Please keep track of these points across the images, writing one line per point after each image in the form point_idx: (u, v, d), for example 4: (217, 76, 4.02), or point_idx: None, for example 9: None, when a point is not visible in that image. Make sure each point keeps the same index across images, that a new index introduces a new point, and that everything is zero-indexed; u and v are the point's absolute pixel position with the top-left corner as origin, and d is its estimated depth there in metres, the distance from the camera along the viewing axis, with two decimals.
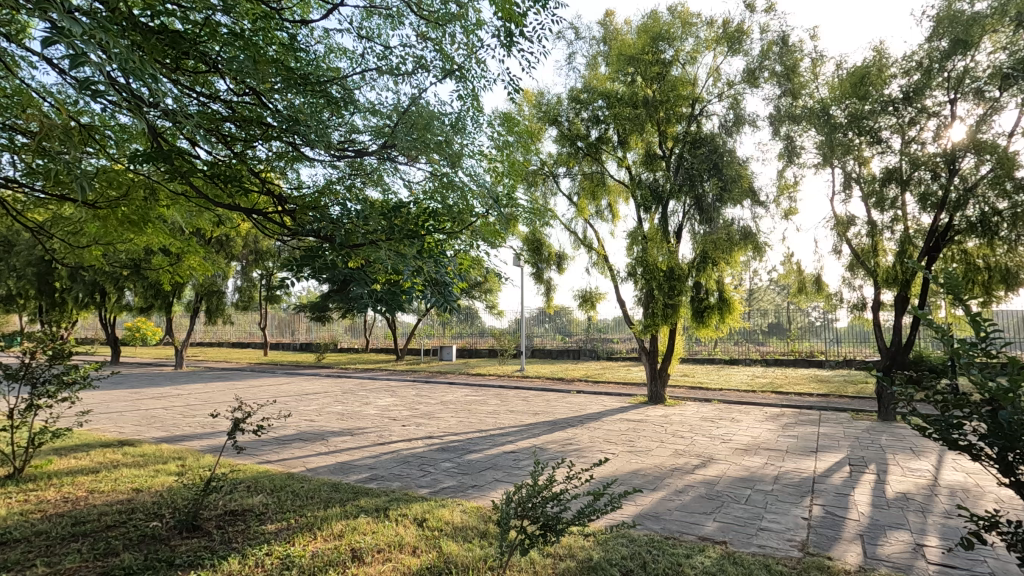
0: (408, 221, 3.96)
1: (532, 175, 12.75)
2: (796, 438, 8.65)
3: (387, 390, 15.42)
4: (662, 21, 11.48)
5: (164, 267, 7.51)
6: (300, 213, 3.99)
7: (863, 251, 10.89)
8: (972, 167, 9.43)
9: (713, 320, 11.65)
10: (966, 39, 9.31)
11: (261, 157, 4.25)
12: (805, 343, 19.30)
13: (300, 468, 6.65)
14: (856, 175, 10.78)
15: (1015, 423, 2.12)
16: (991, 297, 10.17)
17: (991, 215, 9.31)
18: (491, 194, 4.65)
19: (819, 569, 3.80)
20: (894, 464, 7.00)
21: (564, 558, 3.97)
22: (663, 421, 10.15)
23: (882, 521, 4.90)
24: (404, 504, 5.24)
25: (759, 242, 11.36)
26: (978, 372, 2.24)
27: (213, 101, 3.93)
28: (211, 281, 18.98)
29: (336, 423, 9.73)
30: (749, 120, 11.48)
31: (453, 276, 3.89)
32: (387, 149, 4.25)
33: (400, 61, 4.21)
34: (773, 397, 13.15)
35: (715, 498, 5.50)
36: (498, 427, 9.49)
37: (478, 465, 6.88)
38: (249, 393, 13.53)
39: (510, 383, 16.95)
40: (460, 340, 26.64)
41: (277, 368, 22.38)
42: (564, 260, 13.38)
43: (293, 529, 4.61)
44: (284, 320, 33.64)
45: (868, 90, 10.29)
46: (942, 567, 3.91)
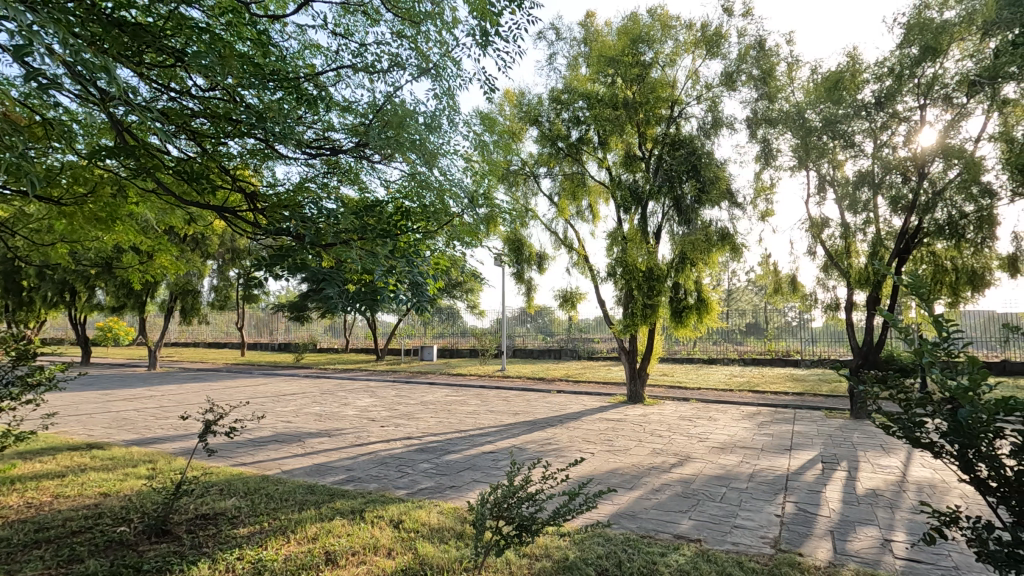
0: (382, 221, 3.92)
1: (513, 175, 12.76)
2: (771, 436, 8.81)
3: (366, 390, 15.27)
4: (642, 23, 11.58)
5: (135, 265, 7.33)
6: (272, 211, 3.91)
7: (837, 252, 11.11)
8: (941, 171, 9.71)
9: (692, 320, 11.76)
10: (935, 46, 9.59)
11: (233, 153, 4.17)
12: (781, 343, 19.64)
13: (275, 470, 6.57)
14: (829, 178, 11.02)
15: (974, 421, 2.15)
16: (958, 298, 10.45)
17: (958, 219, 9.61)
18: (467, 194, 4.64)
19: (789, 565, 3.86)
20: (866, 461, 7.16)
21: (539, 558, 3.98)
22: (641, 420, 10.24)
23: (853, 517, 5.00)
24: (381, 505, 5.19)
25: (736, 242, 11.53)
26: (939, 372, 2.29)
27: (183, 97, 3.85)
28: (186, 281, 18.62)
29: (313, 424, 9.61)
30: (727, 122, 11.64)
31: (427, 276, 3.83)
32: (362, 148, 4.23)
33: (375, 58, 4.16)
34: (750, 396, 13.32)
35: (691, 496, 5.56)
36: (477, 428, 9.46)
37: (456, 466, 6.85)
38: (224, 395, 13.27)
39: (491, 383, 16.94)
40: (441, 340, 26.53)
41: (255, 368, 22.04)
42: (545, 260, 13.41)
43: (266, 532, 4.53)
44: (262, 319, 33.14)
45: (842, 94, 10.51)
46: (908, 562, 4.01)
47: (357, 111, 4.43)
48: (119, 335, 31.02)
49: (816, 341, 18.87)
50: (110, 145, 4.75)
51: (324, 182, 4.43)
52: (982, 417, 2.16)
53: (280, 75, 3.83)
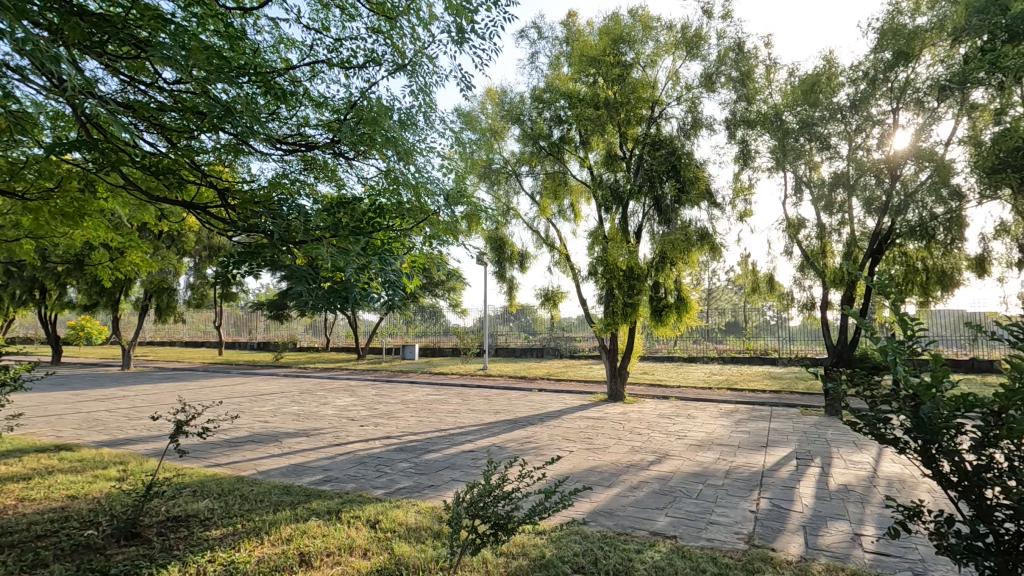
0: (355, 218, 3.92)
1: (495, 173, 12.72)
2: (748, 433, 8.93)
3: (346, 389, 15.12)
4: (624, 24, 11.62)
5: (105, 262, 7.15)
6: (242, 207, 3.84)
7: (812, 252, 11.31)
8: (913, 174, 9.91)
9: (672, 319, 11.85)
10: (908, 51, 9.80)
11: (206, 148, 4.09)
12: (759, 342, 19.91)
13: (251, 471, 6.47)
14: (806, 179, 11.21)
15: (936, 417, 2.21)
16: (928, 298, 10.72)
17: (929, 220, 9.83)
18: (444, 191, 4.62)
19: (762, 560, 3.92)
20: (839, 457, 7.30)
21: (516, 556, 3.98)
22: (622, 418, 10.31)
23: (825, 513, 5.09)
24: (357, 505, 5.15)
25: (715, 242, 11.68)
26: (903, 369, 2.34)
27: (152, 90, 3.78)
28: (162, 278, 18.26)
29: (291, 424, 9.48)
30: (706, 123, 11.76)
31: (401, 274, 3.78)
32: (336, 144, 4.20)
33: (351, 54, 4.11)
34: (728, 394, 13.48)
35: (668, 493, 5.61)
36: (457, 427, 9.43)
37: (435, 465, 6.82)
38: (200, 395, 13.01)
39: (473, 382, 16.92)
40: (424, 339, 26.43)
41: (233, 368, 21.71)
42: (527, 259, 13.42)
43: (239, 534, 4.46)
44: (240, 318, 32.62)
45: (818, 97, 10.67)
46: (877, 556, 4.09)
47: (332, 107, 4.37)
48: (92, 334, 30.20)
49: (794, 339, 19.19)
50: (77, 138, 4.63)
51: (301, 179, 4.40)
52: (943, 414, 2.21)
53: (253, 70, 3.78)
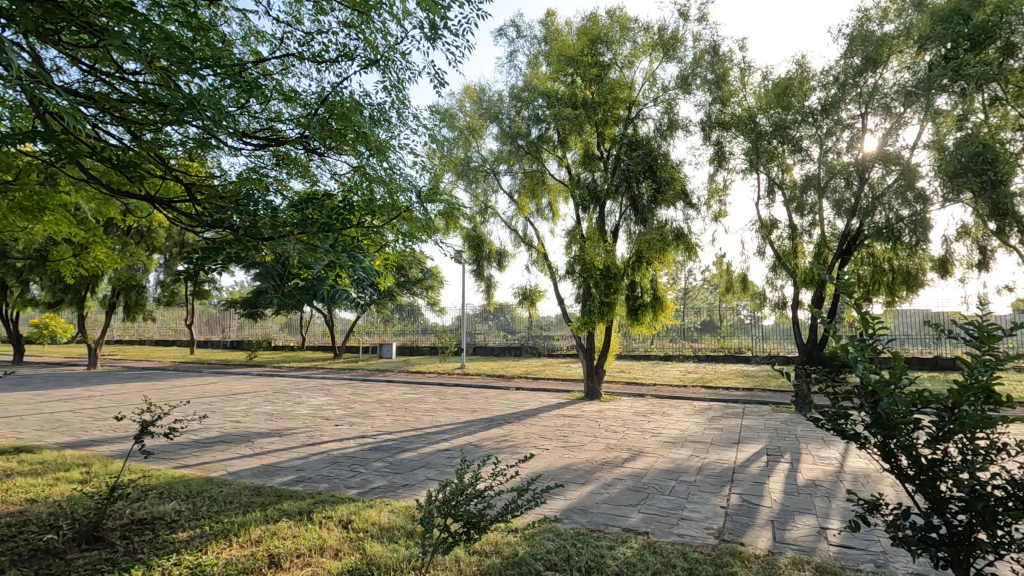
0: (325, 214, 3.88)
1: (473, 171, 12.64)
2: (721, 431, 9.07)
3: (321, 389, 14.93)
4: (601, 24, 11.69)
5: (67, 257, 6.92)
6: (207, 202, 3.77)
7: (784, 253, 11.59)
8: (880, 176, 10.20)
9: (647, 318, 11.95)
10: (876, 57, 10.05)
11: (173, 140, 4.00)
12: (734, 340, 20.22)
13: (220, 472, 6.35)
14: (779, 181, 11.48)
15: (894, 413, 2.27)
16: (894, 297, 11.07)
17: (895, 222, 10.08)
18: (418, 188, 4.60)
19: (731, 555, 3.98)
20: (807, 453, 7.46)
21: (489, 554, 3.98)
22: (598, 416, 10.38)
23: (793, 507, 5.20)
24: (330, 505, 5.09)
25: (690, 242, 11.87)
26: (864, 367, 2.41)
27: (115, 81, 3.68)
28: (130, 275, 17.76)
29: (263, 424, 9.31)
30: (682, 124, 11.88)
31: (371, 271, 3.73)
32: (306, 140, 4.14)
33: (323, 48, 4.05)
34: (702, 392, 13.69)
35: (642, 489, 5.68)
36: (434, 426, 9.39)
37: (410, 464, 6.78)
38: (169, 395, 12.69)
39: (450, 380, 16.86)
40: (401, 337, 26.23)
41: (205, 367, 21.28)
42: (505, 258, 13.40)
43: (207, 536, 4.37)
44: (212, 316, 31.92)
45: (791, 101, 10.91)
46: (841, 548, 4.20)
47: (303, 101, 4.31)
48: (56, 333, 29.10)
49: (767, 338, 19.57)
50: (37, 129, 4.49)
51: (272, 175, 4.35)
52: (901, 410, 2.28)
53: (221, 62, 3.71)
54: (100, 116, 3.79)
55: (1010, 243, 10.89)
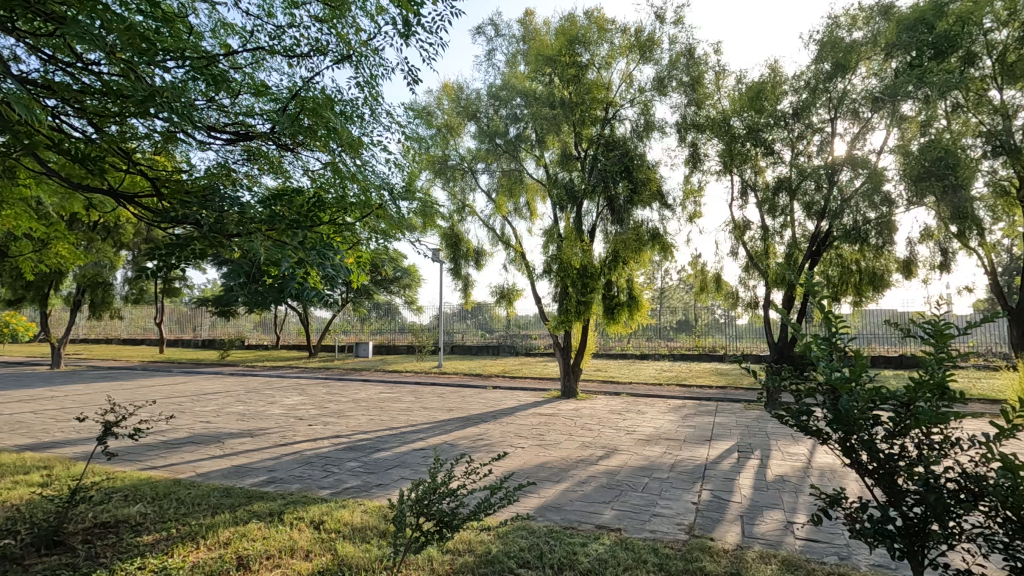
0: (295, 210, 3.84)
1: (450, 170, 12.57)
2: (694, 428, 9.23)
3: (295, 388, 14.71)
4: (579, 25, 11.75)
5: (27, 253, 6.68)
6: (173, 196, 3.68)
7: (757, 253, 11.86)
8: (848, 180, 10.49)
9: (623, 316, 12.05)
10: (846, 63, 10.30)
11: (137, 133, 3.89)
12: (708, 339, 20.57)
13: (189, 473, 6.21)
14: (751, 183, 11.74)
15: (853, 409, 2.34)
16: (861, 297, 11.38)
17: (863, 224, 10.33)
18: (391, 185, 4.57)
19: (701, 550, 4.05)
20: (777, 450, 7.64)
21: (462, 553, 3.97)
22: (574, 415, 10.45)
23: (761, 502, 5.32)
24: (302, 506, 5.03)
25: (666, 242, 12.03)
26: (827, 365, 2.48)
27: (76, 72, 3.56)
28: (95, 272, 17.20)
29: (234, 424, 9.14)
30: (658, 126, 12.01)
31: (341, 268, 3.69)
32: (276, 135, 4.08)
33: (294, 42, 3.99)
34: (677, 390, 13.90)
35: (615, 487, 5.73)
36: (410, 425, 9.33)
37: (385, 464, 6.73)
38: (137, 396, 12.36)
39: (427, 379, 16.77)
40: (379, 336, 25.98)
41: (175, 366, 20.77)
42: (483, 256, 13.37)
43: (173, 539, 4.27)
44: (183, 314, 31.17)
45: (763, 104, 11.12)
46: (806, 542, 4.31)
47: (274, 96, 4.26)
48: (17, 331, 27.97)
49: (741, 337, 19.93)
50: None
51: (241, 171, 4.29)
52: (860, 406, 2.34)
53: (188, 54, 3.63)
54: (60, 106, 3.67)
55: (969, 246, 11.30)
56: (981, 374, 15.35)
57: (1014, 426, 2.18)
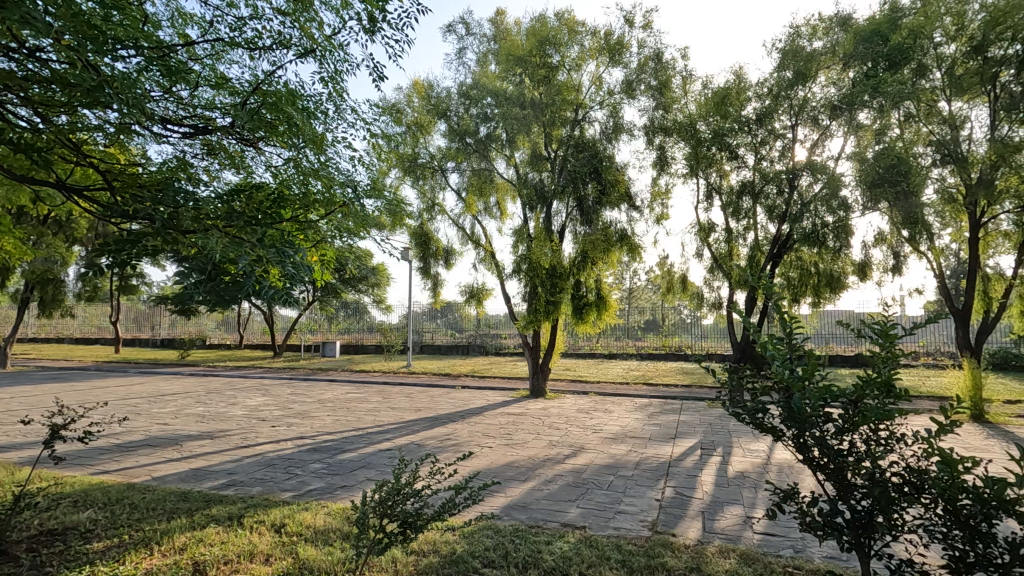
0: (255, 207, 3.75)
1: (420, 168, 12.50)
2: (659, 426, 9.40)
3: (258, 388, 14.36)
4: (550, 26, 11.82)
5: None
6: (126, 190, 3.55)
7: (721, 255, 12.16)
8: (808, 185, 10.87)
9: (592, 316, 12.17)
10: (806, 72, 10.78)
11: (88, 124, 3.74)
12: (675, 339, 20.95)
13: (144, 477, 6.00)
14: (716, 187, 12.06)
15: (805, 407, 2.42)
16: (820, 299, 11.73)
17: (821, 227, 10.68)
18: (355, 182, 4.52)
19: (663, 546, 4.13)
20: (737, 446, 7.85)
21: (426, 554, 3.94)
22: (542, 414, 10.50)
23: (722, 498, 5.45)
24: (262, 509, 4.91)
25: (634, 243, 12.17)
26: (781, 365, 2.57)
27: (21, 58, 3.41)
28: (45, 268, 16.43)
29: (193, 426, 8.86)
30: (626, 128, 12.18)
31: (301, 266, 3.61)
32: (237, 130, 3.98)
33: (256, 34, 3.90)
34: (643, 389, 14.13)
35: (580, 485, 5.79)
36: (377, 426, 9.21)
37: (350, 465, 6.64)
38: (90, 397, 11.86)
39: (395, 379, 16.60)
40: (346, 335, 25.59)
41: (131, 366, 20.02)
42: (452, 256, 13.30)
43: (125, 545, 4.12)
44: (141, 312, 30.06)
45: (728, 109, 11.43)
46: (764, 536, 4.44)
47: (234, 89, 4.17)
48: None
49: (706, 337, 20.38)
50: None
51: (200, 166, 4.18)
52: (811, 403, 2.43)
53: (143, 44, 3.52)
54: (4, 94, 3.50)
55: (920, 250, 11.80)
56: (929, 372, 16.05)
57: (952, 421, 2.30)
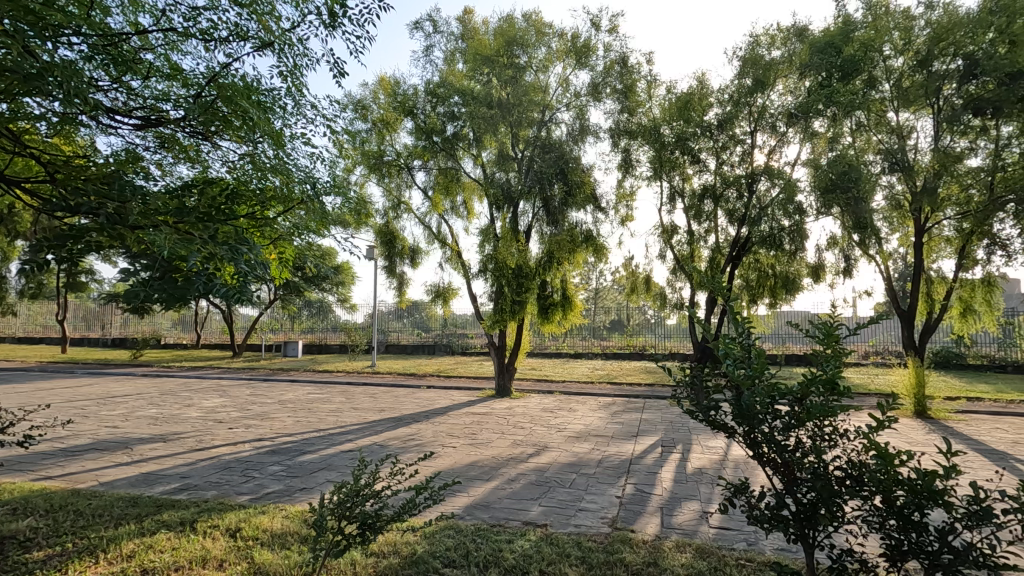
0: (209, 202, 3.64)
1: (386, 166, 12.36)
2: (622, 424, 9.55)
3: (216, 389, 13.93)
4: (518, 27, 11.88)
5: None
6: (70, 181, 3.40)
7: (683, 257, 12.44)
8: (765, 189, 11.23)
9: (557, 316, 12.26)
10: (764, 80, 11.11)
11: (29, 113, 3.56)
12: (639, 338, 21.32)
13: (90, 482, 5.75)
14: (679, 190, 12.32)
15: (753, 405, 2.52)
16: (776, 300, 12.12)
17: (778, 231, 11.04)
18: (315, 180, 4.43)
19: (622, 542, 4.20)
20: (697, 444, 8.05)
21: (387, 555, 3.91)
22: (507, 413, 10.52)
23: (680, 494, 5.58)
24: (217, 513, 4.77)
25: (599, 245, 12.32)
26: (732, 364, 2.64)
27: None
28: None
29: (145, 429, 8.53)
30: (592, 130, 12.32)
31: (256, 264, 3.53)
32: (190, 122, 3.86)
33: (211, 25, 3.78)
34: (607, 388, 14.35)
35: (543, 484, 5.84)
36: (339, 426, 9.07)
37: (310, 467, 6.52)
38: (32, 400, 11.28)
39: (359, 379, 16.35)
40: (309, 335, 25.10)
41: (79, 367, 19.14)
42: (418, 255, 13.19)
43: (68, 554, 3.94)
44: (91, 311, 28.75)
45: (691, 115, 11.69)
46: (719, 530, 4.57)
47: (189, 81, 4.05)
48: None
49: (669, 336, 20.84)
50: None
51: (152, 159, 4.04)
52: (759, 401, 2.52)
53: (90, 31, 3.37)
54: None
55: (869, 254, 12.32)
56: (878, 371, 16.78)
57: (890, 417, 2.41)
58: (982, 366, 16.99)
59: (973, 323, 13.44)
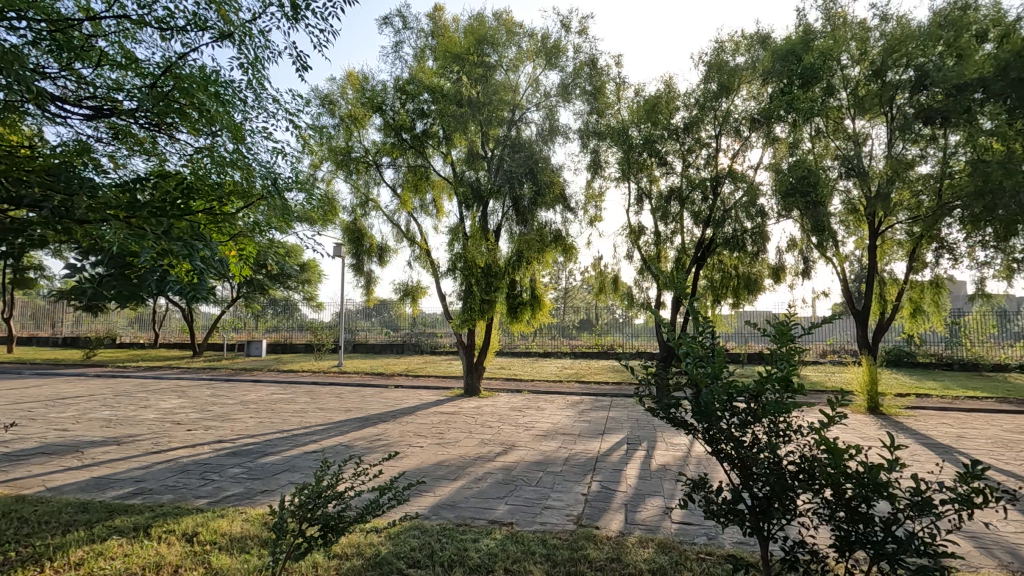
0: (164, 196, 3.53)
1: (353, 162, 12.17)
2: (588, 423, 9.65)
3: (174, 390, 13.48)
4: (488, 26, 11.87)
5: None
6: (12, 171, 3.24)
7: (650, 257, 12.65)
8: (729, 192, 11.51)
9: (526, 315, 12.30)
10: (728, 85, 11.40)
11: None
12: (607, 337, 21.63)
13: (37, 488, 5.48)
14: (647, 191, 12.52)
15: (711, 403, 2.58)
16: (739, 301, 12.43)
17: (741, 233, 11.32)
18: (277, 175, 4.33)
19: (586, 538, 4.25)
20: (661, 441, 8.20)
21: (350, 557, 3.86)
22: (475, 413, 10.50)
23: (643, 491, 5.68)
24: (173, 518, 4.62)
25: (567, 245, 12.40)
26: (692, 363, 2.70)
27: None
28: None
29: (97, 432, 8.19)
30: (562, 130, 12.40)
31: (211, 262, 3.45)
32: (143, 112, 3.72)
33: (168, 13, 3.67)
34: (575, 387, 14.46)
35: (510, 482, 5.85)
36: (303, 427, 8.90)
37: (272, 468, 6.38)
38: None
39: (325, 379, 16.06)
40: (274, 334, 24.54)
41: (26, 367, 18.23)
42: (386, 253, 13.06)
43: (10, 563, 3.76)
44: (40, 308, 27.46)
45: (658, 117, 11.85)
46: (680, 525, 4.66)
47: (143, 71, 3.90)
48: None
49: (637, 335, 21.17)
50: None
51: (104, 151, 3.89)
52: (717, 399, 2.58)
53: (36, 13, 3.22)
54: None
55: (827, 256, 12.75)
56: (834, 369, 17.40)
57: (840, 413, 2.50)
58: (930, 365, 17.78)
59: (923, 323, 14.07)
